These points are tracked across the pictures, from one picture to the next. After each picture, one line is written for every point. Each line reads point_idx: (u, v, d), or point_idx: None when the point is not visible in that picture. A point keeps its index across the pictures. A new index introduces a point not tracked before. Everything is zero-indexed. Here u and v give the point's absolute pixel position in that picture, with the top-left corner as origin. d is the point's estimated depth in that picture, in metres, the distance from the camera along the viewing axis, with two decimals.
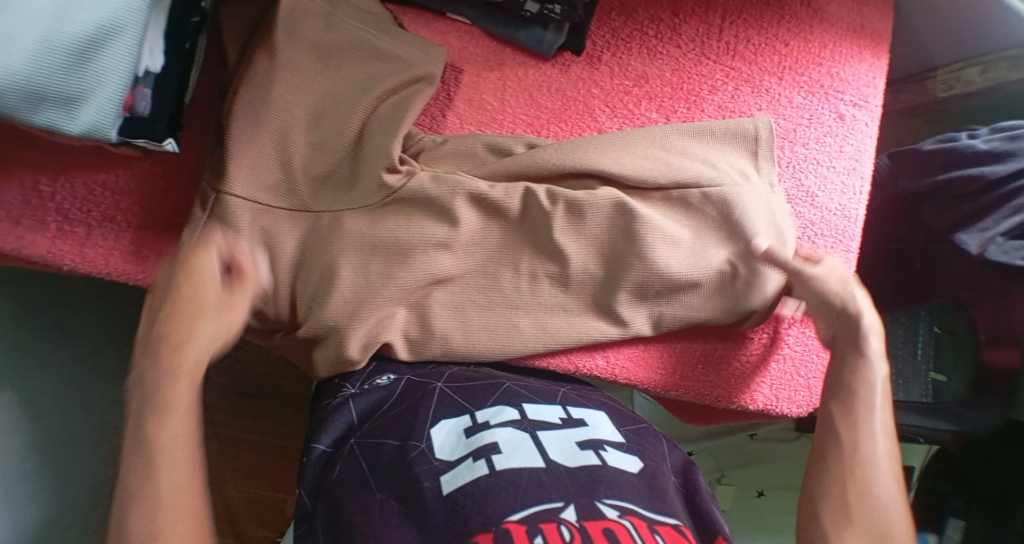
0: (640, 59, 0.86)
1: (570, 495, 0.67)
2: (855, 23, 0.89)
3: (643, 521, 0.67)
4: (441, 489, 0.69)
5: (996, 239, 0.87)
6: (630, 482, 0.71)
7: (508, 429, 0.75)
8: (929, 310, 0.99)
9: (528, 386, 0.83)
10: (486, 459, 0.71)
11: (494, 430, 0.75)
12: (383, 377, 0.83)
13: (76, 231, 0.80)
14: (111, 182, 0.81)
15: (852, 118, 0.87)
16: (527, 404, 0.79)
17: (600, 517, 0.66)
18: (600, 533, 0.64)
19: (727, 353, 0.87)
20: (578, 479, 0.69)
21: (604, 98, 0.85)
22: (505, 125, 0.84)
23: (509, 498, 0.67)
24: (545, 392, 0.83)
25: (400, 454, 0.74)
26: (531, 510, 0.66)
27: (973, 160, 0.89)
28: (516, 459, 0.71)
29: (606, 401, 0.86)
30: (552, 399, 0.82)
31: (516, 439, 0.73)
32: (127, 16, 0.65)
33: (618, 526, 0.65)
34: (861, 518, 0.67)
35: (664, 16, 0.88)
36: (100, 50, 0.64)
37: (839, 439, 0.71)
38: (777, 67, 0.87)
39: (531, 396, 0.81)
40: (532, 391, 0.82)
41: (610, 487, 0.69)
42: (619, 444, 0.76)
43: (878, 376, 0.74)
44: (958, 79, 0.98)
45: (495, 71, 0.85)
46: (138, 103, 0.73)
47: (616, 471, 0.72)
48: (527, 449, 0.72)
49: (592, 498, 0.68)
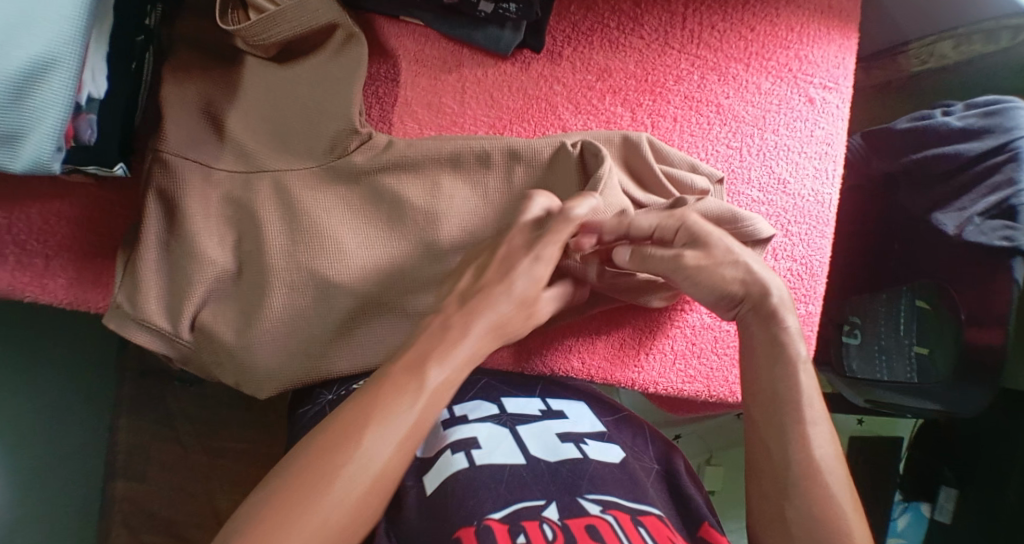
0: (602, 53, 0.84)
1: (552, 494, 0.67)
2: (822, 5, 0.86)
3: (625, 514, 0.66)
4: (423, 489, 0.70)
5: (973, 220, 0.87)
6: (612, 474, 0.70)
7: (487, 425, 0.74)
8: (910, 288, 0.98)
9: (505, 379, 0.83)
10: (465, 451, 0.71)
11: (472, 424, 0.74)
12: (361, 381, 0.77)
13: (34, 262, 0.79)
14: (65, 209, 0.80)
15: (822, 101, 0.85)
16: (506, 397, 0.79)
17: (583, 514, 0.65)
18: (582, 529, 0.63)
19: (704, 349, 0.86)
20: (560, 476, 0.69)
21: (567, 95, 0.83)
22: (466, 128, 0.82)
23: (490, 494, 0.67)
24: (524, 385, 0.82)
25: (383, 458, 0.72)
26: (514, 507, 0.65)
27: (946, 138, 0.90)
28: (494, 455, 0.70)
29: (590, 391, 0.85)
30: (530, 392, 0.81)
31: (495, 434, 0.73)
32: (62, 48, 0.62)
33: (601, 522, 0.64)
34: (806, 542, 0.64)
35: (626, 7, 0.85)
36: (37, 84, 0.63)
37: (789, 461, 0.66)
38: (744, 53, 0.85)
39: (510, 390, 0.80)
40: (511, 384, 0.81)
41: (592, 481, 0.69)
42: (599, 436, 0.76)
43: (800, 362, 0.69)
44: (931, 53, 0.97)
45: (454, 73, 0.83)
46: (83, 132, 0.72)
47: (597, 464, 0.71)
48: (507, 446, 0.72)
49: (574, 495, 0.67)
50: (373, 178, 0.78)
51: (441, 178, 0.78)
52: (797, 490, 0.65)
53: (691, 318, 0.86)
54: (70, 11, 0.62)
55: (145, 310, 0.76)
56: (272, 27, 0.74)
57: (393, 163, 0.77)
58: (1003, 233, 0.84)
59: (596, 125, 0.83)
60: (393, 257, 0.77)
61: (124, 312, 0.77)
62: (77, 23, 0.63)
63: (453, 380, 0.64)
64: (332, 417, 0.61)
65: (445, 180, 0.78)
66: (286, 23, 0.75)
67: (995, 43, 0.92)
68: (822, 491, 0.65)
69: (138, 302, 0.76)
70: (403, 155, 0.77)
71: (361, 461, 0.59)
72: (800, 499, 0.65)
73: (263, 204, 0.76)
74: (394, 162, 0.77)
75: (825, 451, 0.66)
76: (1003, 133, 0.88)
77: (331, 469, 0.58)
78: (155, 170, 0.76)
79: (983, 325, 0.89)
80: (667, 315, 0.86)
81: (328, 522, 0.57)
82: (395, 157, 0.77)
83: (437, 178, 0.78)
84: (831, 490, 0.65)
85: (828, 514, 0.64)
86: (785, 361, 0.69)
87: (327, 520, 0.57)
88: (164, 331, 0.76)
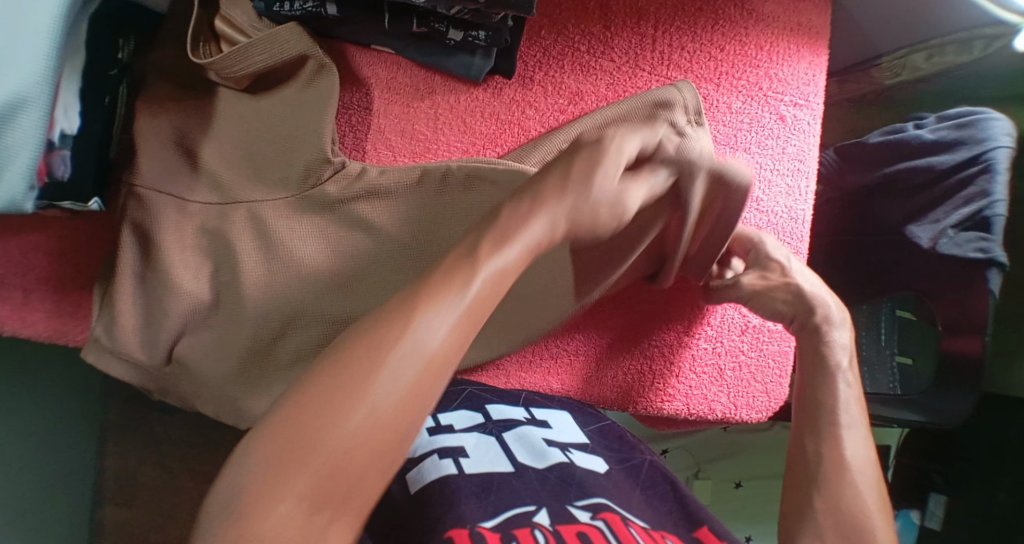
0: (573, 76, 0.84)
1: (542, 499, 0.67)
2: (790, 22, 0.86)
3: (615, 516, 0.66)
4: (409, 488, 0.71)
5: (948, 232, 0.88)
6: (598, 480, 0.71)
7: (473, 433, 0.75)
8: (892, 298, 1.01)
9: (490, 389, 0.84)
10: (453, 458, 0.71)
11: (458, 433, 0.75)
12: None
13: (13, 296, 0.80)
14: (42, 243, 0.80)
15: (793, 118, 0.86)
16: (491, 405, 0.80)
17: (573, 521, 0.65)
18: (574, 535, 0.63)
19: (683, 367, 0.86)
20: (549, 482, 0.70)
21: (539, 119, 0.84)
22: (440, 154, 0.83)
23: (482, 504, 0.66)
24: (508, 394, 0.83)
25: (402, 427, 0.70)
26: (505, 516, 0.65)
27: (920, 151, 0.91)
28: (480, 462, 0.72)
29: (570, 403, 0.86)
30: (514, 402, 0.82)
31: (480, 443, 0.74)
32: (32, 87, 0.63)
33: (592, 527, 0.64)
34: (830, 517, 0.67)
35: (596, 30, 0.85)
36: (8, 123, 0.64)
37: (813, 439, 0.72)
38: (714, 73, 0.85)
39: (496, 399, 0.82)
40: (495, 393, 0.83)
41: (581, 487, 0.70)
42: (584, 445, 0.77)
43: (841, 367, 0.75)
44: (903, 66, 0.98)
45: (426, 100, 0.83)
46: (56, 167, 0.71)
47: (583, 470, 0.72)
48: (493, 451, 0.73)
49: (563, 501, 0.67)
50: (339, 200, 0.78)
51: (406, 200, 0.78)
52: (823, 498, 0.68)
53: (668, 336, 0.86)
54: (38, 50, 0.63)
55: (123, 342, 0.77)
56: (245, 58, 0.75)
57: (358, 191, 0.78)
58: (978, 245, 0.86)
59: None
60: (373, 286, 0.77)
61: (102, 346, 0.77)
62: (47, 62, 0.64)
63: (494, 296, 0.56)
64: (332, 358, 0.53)
65: (413, 203, 0.78)
66: (255, 57, 0.75)
67: (969, 52, 0.93)
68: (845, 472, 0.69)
69: (115, 335, 0.76)
70: (364, 183, 0.78)
71: (409, 355, 0.53)
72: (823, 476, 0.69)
73: (240, 234, 0.77)
74: (356, 190, 0.78)
75: (858, 443, 0.71)
76: (975, 144, 0.88)
77: (380, 361, 0.52)
78: (130, 205, 0.76)
79: (962, 332, 0.90)
80: (643, 333, 0.86)
81: (347, 448, 0.51)
82: (368, 186, 0.78)
83: (401, 201, 0.78)
84: (854, 470, 0.69)
85: (844, 493, 0.68)
86: (823, 372, 0.75)
87: (350, 443, 0.51)
88: (141, 362, 0.77)
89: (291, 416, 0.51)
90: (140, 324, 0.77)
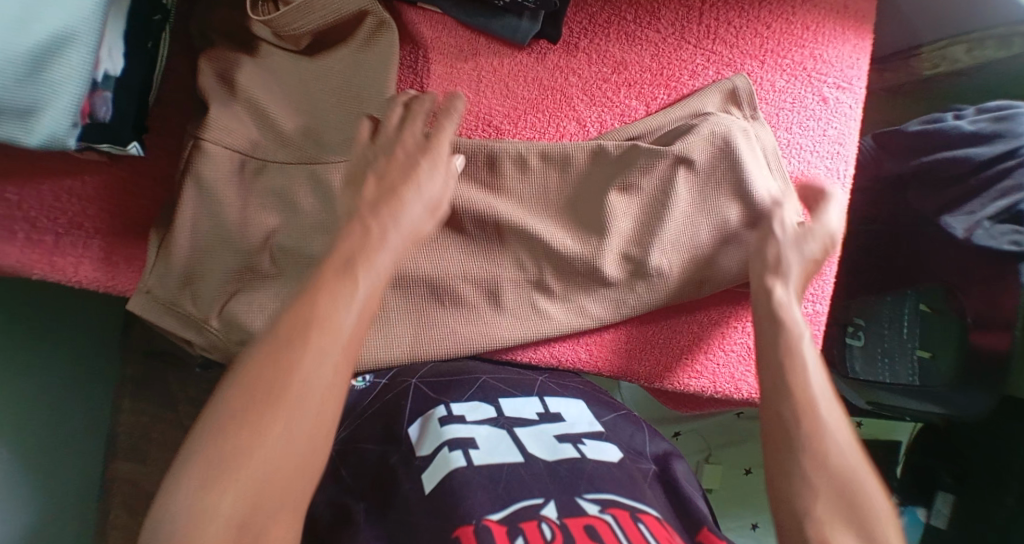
0: (618, 46, 0.84)
1: (550, 492, 0.64)
2: (838, 4, 0.86)
3: (625, 512, 0.62)
4: (422, 488, 0.65)
5: (984, 223, 0.88)
6: (611, 473, 0.67)
7: (484, 425, 0.71)
8: (916, 291, 1.00)
9: (506, 378, 0.80)
10: (463, 450, 0.67)
11: (469, 425, 0.71)
12: (359, 379, 0.81)
13: (45, 239, 0.79)
14: (77, 188, 0.79)
15: (836, 101, 0.86)
16: (505, 399, 0.76)
17: (582, 513, 0.62)
18: (581, 530, 0.60)
19: (712, 344, 0.86)
20: (558, 476, 0.66)
21: (582, 87, 0.83)
22: (481, 118, 0.82)
23: (487, 496, 0.63)
24: (523, 384, 0.79)
25: (383, 461, 0.70)
26: (512, 509, 0.62)
27: (958, 142, 0.90)
28: (491, 456, 0.67)
29: (587, 388, 0.82)
30: (529, 392, 0.78)
31: (493, 437, 0.70)
32: (80, 23, 0.63)
33: (600, 522, 0.61)
34: (818, 475, 0.65)
35: (643, 0, 0.84)
36: (53, 58, 0.63)
37: (776, 378, 0.70)
38: (759, 50, 0.85)
39: (507, 389, 0.77)
40: (509, 384, 0.79)
41: (591, 481, 0.65)
42: (598, 435, 0.72)
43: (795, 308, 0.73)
44: (941, 58, 0.98)
45: (469, 61, 0.82)
46: (98, 109, 0.71)
47: (596, 463, 0.68)
48: (505, 446, 0.69)
49: (573, 494, 0.64)
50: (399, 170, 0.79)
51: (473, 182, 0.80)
52: (803, 446, 0.66)
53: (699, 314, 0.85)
54: None
55: (177, 296, 0.77)
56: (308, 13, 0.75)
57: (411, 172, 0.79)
58: (1012, 238, 0.86)
59: (611, 118, 0.83)
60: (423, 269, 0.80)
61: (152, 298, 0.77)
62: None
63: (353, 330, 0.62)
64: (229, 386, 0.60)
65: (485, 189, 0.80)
66: (316, 13, 0.75)
67: (1008, 47, 0.93)
68: (815, 417, 0.67)
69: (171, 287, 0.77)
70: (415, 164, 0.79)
71: (334, 336, 0.61)
72: (798, 423, 0.67)
73: (298, 188, 0.77)
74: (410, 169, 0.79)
75: (818, 378, 0.69)
76: (1012, 138, 0.88)
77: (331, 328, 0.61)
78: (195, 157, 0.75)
79: (991, 326, 0.90)
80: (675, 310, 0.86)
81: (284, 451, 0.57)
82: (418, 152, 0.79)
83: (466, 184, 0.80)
84: (827, 414, 0.67)
85: (822, 443, 0.66)
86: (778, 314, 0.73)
87: (292, 431, 0.58)
88: (192, 315, 0.77)
89: (247, 409, 0.57)
90: (190, 277, 0.77)
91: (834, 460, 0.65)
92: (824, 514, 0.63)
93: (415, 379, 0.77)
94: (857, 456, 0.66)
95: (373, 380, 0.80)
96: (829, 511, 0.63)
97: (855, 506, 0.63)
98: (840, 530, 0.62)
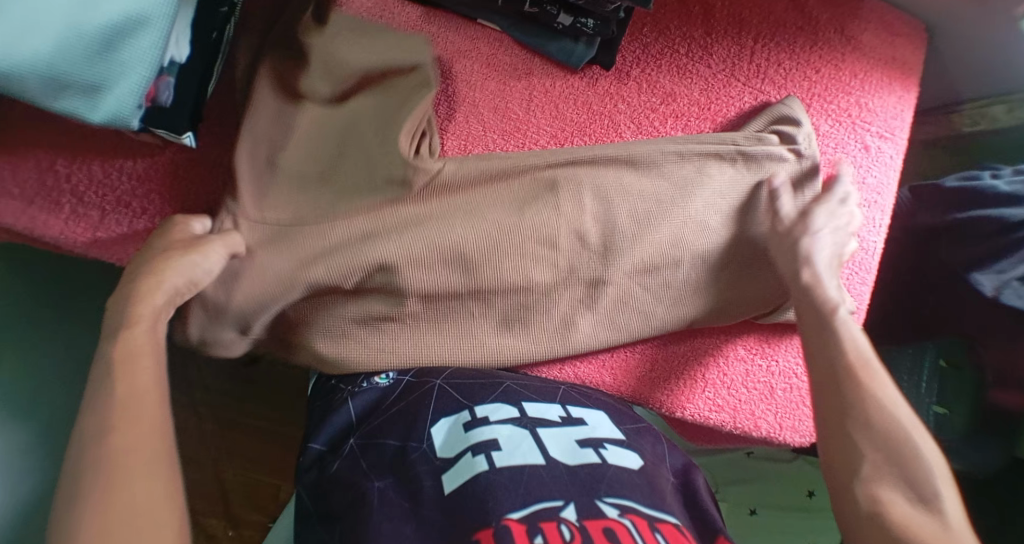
0: (668, 78, 0.85)
1: (570, 494, 0.64)
2: (886, 55, 0.87)
3: (643, 520, 0.63)
4: (442, 488, 0.66)
5: (1012, 283, 0.89)
6: (631, 479, 0.67)
7: (507, 425, 0.71)
8: (937, 343, 1.00)
9: (525, 384, 0.79)
10: (486, 454, 0.67)
11: (493, 426, 0.70)
12: (381, 375, 0.80)
13: (91, 215, 0.80)
14: (127, 169, 0.81)
15: (877, 149, 0.86)
16: (527, 402, 0.75)
17: (601, 516, 0.62)
18: (601, 532, 0.60)
19: (735, 380, 0.85)
20: (578, 478, 0.65)
21: (630, 114, 0.84)
22: (528, 136, 0.83)
23: (509, 495, 0.63)
24: (546, 390, 0.78)
25: (402, 455, 0.70)
26: (532, 508, 0.62)
27: (994, 201, 0.90)
28: (514, 456, 0.67)
29: (607, 400, 0.81)
30: (552, 398, 0.77)
31: (514, 436, 0.69)
32: (155, 7, 0.64)
33: (619, 525, 0.61)
34: (890, 460, 0.67)
35: (696, 35, 0.87)
36: (126, 38, 0.64)
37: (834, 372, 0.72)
38: (807, 93, 0.86)
39: (531, 395, 0.77)
40: (530, 389, 0.78)
41: (611, 485, 0.65)
42: (619, 442, 0.72)
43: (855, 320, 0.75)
44: (983, 115, 1.00)
45: (523, 80, 0.85)
46: (161, 93, 0.72)
47: (617, 468, 0.68)
48: (526, 447, 0.68)
49: (593, 496, 0.64)
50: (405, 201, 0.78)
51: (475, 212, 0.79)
52: (862, 428, 0.69)
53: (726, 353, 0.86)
54: None
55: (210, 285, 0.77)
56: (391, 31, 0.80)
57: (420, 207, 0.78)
58: None
59: None
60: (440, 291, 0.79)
61: None
62: None
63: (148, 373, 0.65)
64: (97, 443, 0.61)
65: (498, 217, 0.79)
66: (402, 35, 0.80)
67: None
68: (884, 414, 0.69)
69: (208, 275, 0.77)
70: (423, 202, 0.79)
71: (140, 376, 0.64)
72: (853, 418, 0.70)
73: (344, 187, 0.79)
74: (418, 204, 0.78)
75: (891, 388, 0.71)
76: None
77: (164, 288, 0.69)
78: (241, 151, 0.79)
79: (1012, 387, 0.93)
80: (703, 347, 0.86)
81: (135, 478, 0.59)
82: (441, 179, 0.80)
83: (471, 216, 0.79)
84: (894, 408, 0.70)
85: (891, 433, 0.68)
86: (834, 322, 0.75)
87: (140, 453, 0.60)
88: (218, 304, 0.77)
89: (108, 454, 0.60)
90: None
91: (906, 444, 0.68)
92: (882, 485, 0.66)
93: (437, 380, 0.77)
94: (925, 443, 0.68)
95: (397, 377, 0.79)
96: (897, 493, 0.66)
97: (919, 480, 0.66)
98: (900, 499, 0.65)
